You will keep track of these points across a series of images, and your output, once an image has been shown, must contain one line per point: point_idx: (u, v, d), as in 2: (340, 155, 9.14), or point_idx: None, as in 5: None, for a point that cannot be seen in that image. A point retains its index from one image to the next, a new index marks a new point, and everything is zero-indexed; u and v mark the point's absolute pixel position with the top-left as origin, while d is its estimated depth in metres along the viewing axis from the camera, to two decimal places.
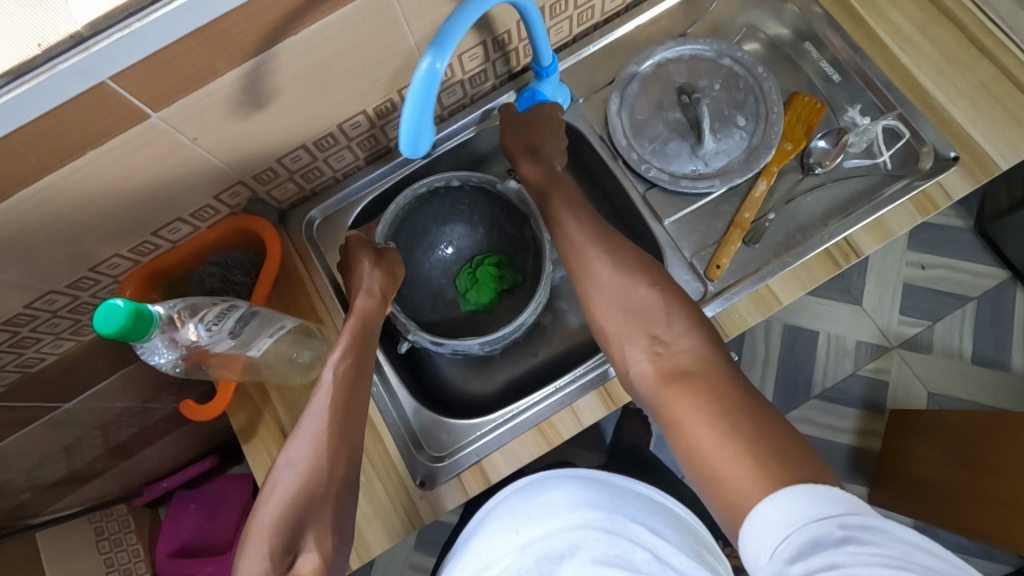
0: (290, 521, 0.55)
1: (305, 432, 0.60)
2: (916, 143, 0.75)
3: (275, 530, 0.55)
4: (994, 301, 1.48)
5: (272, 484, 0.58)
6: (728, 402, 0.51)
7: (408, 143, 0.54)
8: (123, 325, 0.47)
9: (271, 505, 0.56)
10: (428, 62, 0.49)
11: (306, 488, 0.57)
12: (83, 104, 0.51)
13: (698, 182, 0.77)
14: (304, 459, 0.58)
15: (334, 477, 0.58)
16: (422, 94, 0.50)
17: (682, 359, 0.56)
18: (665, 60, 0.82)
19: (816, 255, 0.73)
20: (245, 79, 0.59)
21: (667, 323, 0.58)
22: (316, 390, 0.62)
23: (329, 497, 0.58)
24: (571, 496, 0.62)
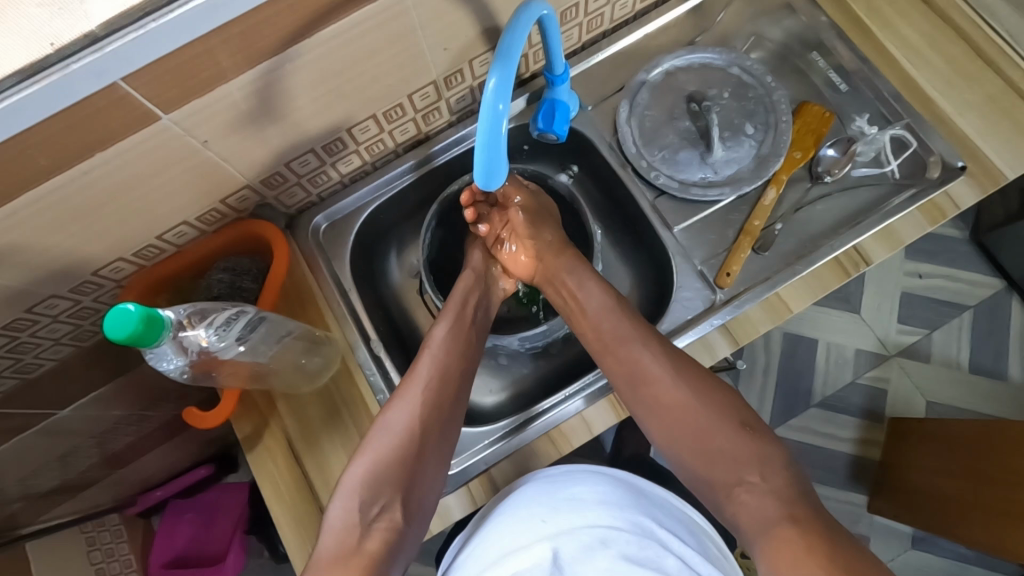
0: (378, 479, 0.62)
1: (400, 399, 0.67)
2: (924, 152, 0.75)
3: (367, 484, 0.61)
4: (992, 311, 1.49)
5: (371, 443, 0.64)
6: (817, 543, 0.53)
7: (486, 179, 0.56)
8: (135, 330, 0.47)
9: (363, 462, 0.63)
10: (492, 103, 0.50)
11: (398, 450, 0.63)
12: (96, 106, 0.50)
13: (708, 190, 0.78)
14: (399, 424, 0.65)
15: (426, 445, 0.65)
16: (490, 133, 0.51)
17: (774, 504, 0.58)
18: (675, 69, 0.82)
19: (826, 264, 0.73)
20: (258, 84, 0.59)
21: (760, 470, 0.60)
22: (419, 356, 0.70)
23: (418, 467, 0.63)
24: (599, 493, 0.61)
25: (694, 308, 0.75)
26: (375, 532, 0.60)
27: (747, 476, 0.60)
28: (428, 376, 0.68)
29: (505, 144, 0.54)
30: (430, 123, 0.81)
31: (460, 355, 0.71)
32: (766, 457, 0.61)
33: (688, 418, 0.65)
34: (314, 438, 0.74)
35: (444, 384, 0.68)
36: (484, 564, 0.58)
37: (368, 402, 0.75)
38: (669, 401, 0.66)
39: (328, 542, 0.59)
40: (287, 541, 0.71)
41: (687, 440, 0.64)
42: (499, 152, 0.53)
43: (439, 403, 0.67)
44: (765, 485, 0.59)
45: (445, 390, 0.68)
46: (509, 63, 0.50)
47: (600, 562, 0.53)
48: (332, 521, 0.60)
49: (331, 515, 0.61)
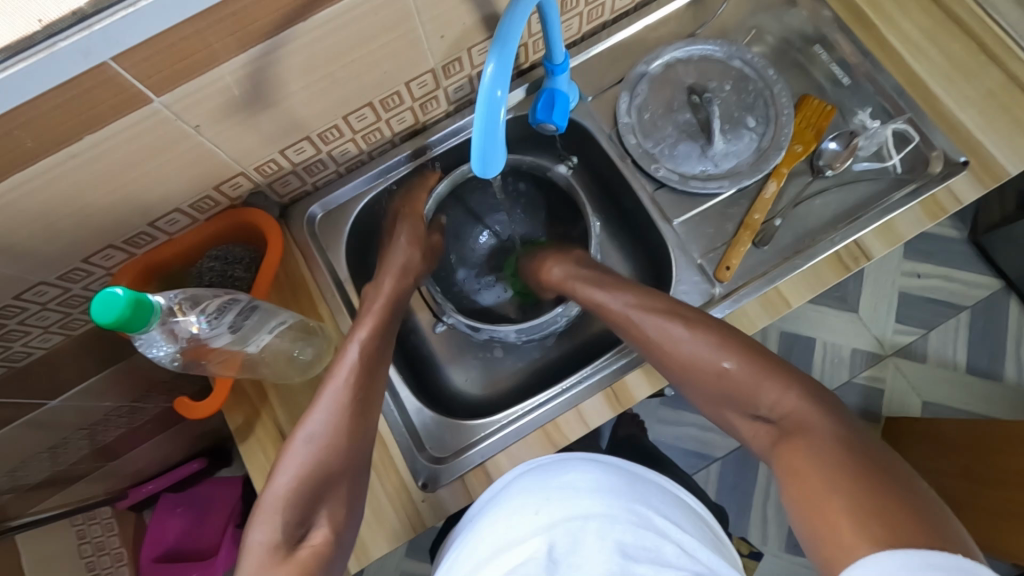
0: (306, 491, 0.58)
1: (322, 405, 0.63)
2: (925, 147, 0.75)
3: (290, 501, 0.57)
4: (988, 311, 1.49)
5: (290, 455, 0.60)
6: (841, 450, 0.52)
7: (483, 169, 0.55)
8: (123, 314, 0.45)
9: (287, 474, 0.58)
10: (490, 88, 0.49)
11: (319, 459, 0.59)
12: (84, 87, 0.49)
13: (707, 183, 0.77)
14: (319, 432, 0.61)
15: (351, 450, 0.61)
16: (484, 120, 0.50)
17: (772, 429, 0.59)
18: (675, 60, 0.82)
19: (826, 259, 0.72)
20: (251, 68, 0.58)
21: (757, 399, 0.61)
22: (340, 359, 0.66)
23: (344, 474, 0.60)
24: (591, 480, 0.59)
25: (693, 303, 0.74)
26: (306, 549, 0.55)
27: (756, 406, 0.62)
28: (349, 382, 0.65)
29: (502, 132, 0.53)
30: (428, 113, 0.80)
31: (378, 353, 0.68)
32: (786, 383, 0.60)
33: (686, 358, 0.65)
34: None
35: (364, 386, 0.65)
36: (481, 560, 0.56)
37: None
38: (672, 345, 0.66)
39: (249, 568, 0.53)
40: None
41: (704, 375, 0.64)
42: (496, 140, 0.52)
43: (358, 403, 0.63)
44: (773, 408, 0.60)
45: (364, 391, 0.64)
46: (506, 48, 0.49)
47: (593, 555, 0.52)
48: (255, 543, 0.54)
49: (253, 537, 0.55)
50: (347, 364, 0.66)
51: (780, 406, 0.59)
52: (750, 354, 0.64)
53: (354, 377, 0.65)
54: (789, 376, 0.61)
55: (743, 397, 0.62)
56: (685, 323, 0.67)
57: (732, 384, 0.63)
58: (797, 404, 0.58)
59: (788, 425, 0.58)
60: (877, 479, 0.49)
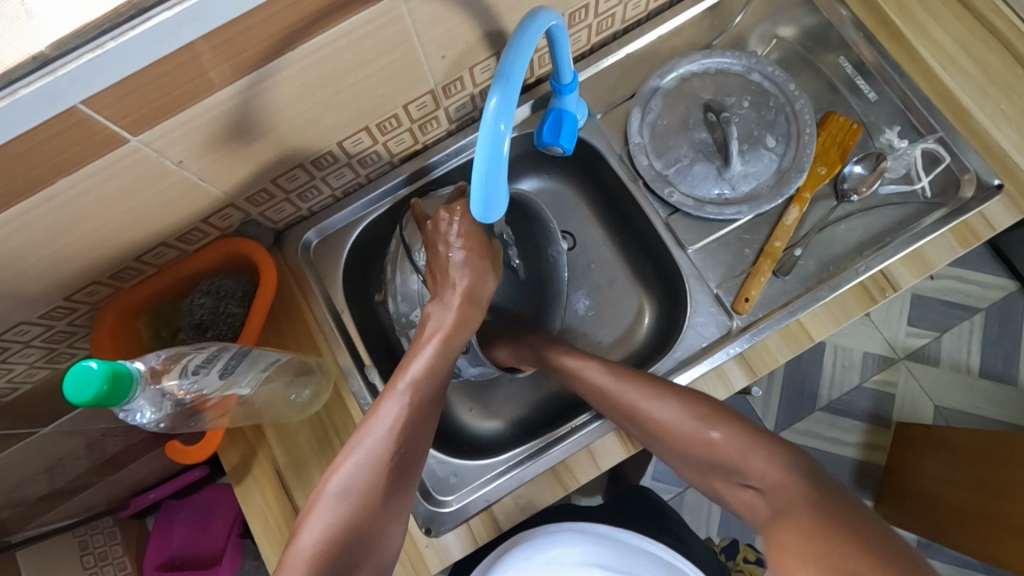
0: (337, 560, 0.52)
1: (360, 453, 0.57)
2: (957, 169, 0.70)
3: (319, 568, 0.51)
4: (1003, 314, 1.45)
5: (319, 510, 0.54)
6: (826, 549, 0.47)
7: (486, 211, 0.51)
8: (99, 390, 0.41)
9: (315, 537, 0.53)
10: (492, 126, 0.46)
11: (354, 522, 0.54)
12: (49, 132, 0.45)
13: (724, 209, 0.72)
14: (355, 491, 0.55)
15: (384, 510, 0.55)
16: (488, 159, 0.47)
17: (783, 493, 0.53)
18: (690, 73, 0.77)
19: (850, 289, 0.68)
20: (236, 100, 0.53)
21: (750, 467, 0.56)
22: (388, 398, 0.59)
23: (371, 541, 0.54)
24: (568, 557, 0.73)
25: (709, 335, 0.70)
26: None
27: (745, 474, 0.57)
28: (397, 425, 0.58)
29: (506, 170, 0.49)
30: (427, 132, 0.76)
31: (428, 399, 0.60)
32: (766, 448, 0.57)
33: (673, 437, 0.61)
34: (304, 470, 0.70)
35: (407, 442, 0.58)
36: None
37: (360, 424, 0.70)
38: (657, 425, 0.62)
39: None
40: None
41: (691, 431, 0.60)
42: (500, 183, 0.48)
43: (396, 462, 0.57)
44: (761, 478, 0.55)
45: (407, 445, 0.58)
46: (510, 84, 0.46)
47: None
48: None
49: None
50: (395, 405, 0.59)
51: (764, 475, 0.55)
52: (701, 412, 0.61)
53: (397, 431, 0.58)
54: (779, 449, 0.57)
55: (729, 465, 0.58)
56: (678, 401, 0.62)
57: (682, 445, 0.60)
58: (783, 474, 0.54)
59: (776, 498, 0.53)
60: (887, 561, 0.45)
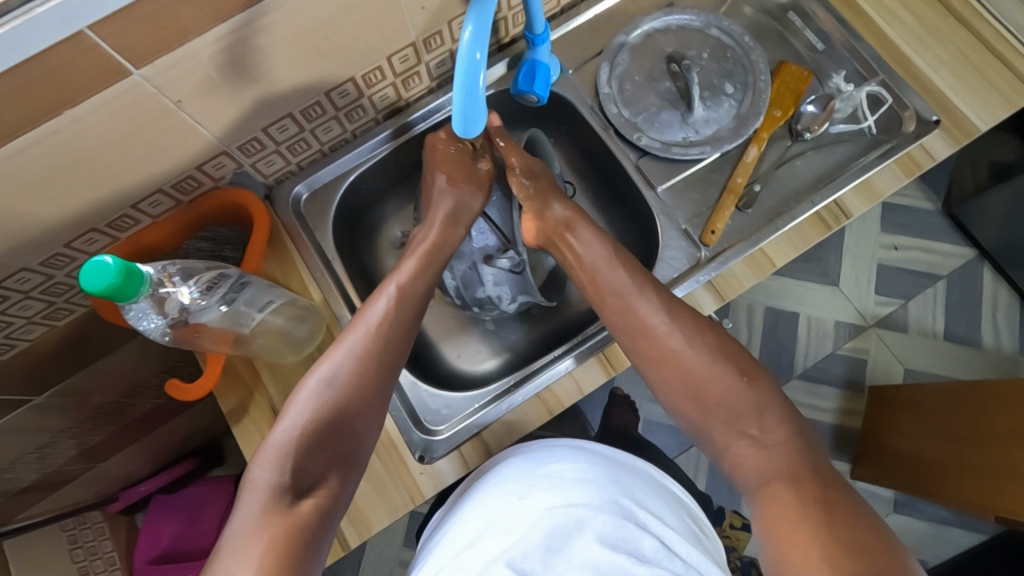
0: (317, 434, 0.55)
1: (345, 343, 0.61)
2: (899, 108, 0.77)
3: (302, 437, 0.54)
4: (964, 280, 1.52)
5: (305, 397, 0.57)
6: (811, 502, 0.49)
7: (465, 131, 0.56)
8: (111, 283, 0.45)
9: (301, 412, 0.56)
10: (468, 53, 0.50)
11: (337, 402, 0.57)
12: (60, 58, 0.48)
13: (689, 149, 0.78)
14: (341, 375, 0.58)
15: (366, 394, 0.58)
16: (467, 83, 0.51)
17: (782, 460, 0.54)
18: (654, 30, 0.82)
19: (807, 218, 0.74)
20: (230, 40, 0.57)
21: (758, 419, 0.57)
22: (376, 297, 0.65)
23: (352, 420, 0.57)
24: (579, 471, 0.59)
25: (680, 267, 0.75)
26: (309, 497, 0.51)
27: (748, 427, 0.57)
28: (382, 317, 0.63)
29: (484, 94, 0.53)
30: (410, 89, 0.80)
31: (412, 305, 0.66)
32: (768, 406, 0.58)
33: (698, 372, 0.60)
34: None
35: (388, 334, 0.62)
36: (475, 531, 0.57)
37: None
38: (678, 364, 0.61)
39: (249, 509, 0.49)
40: None
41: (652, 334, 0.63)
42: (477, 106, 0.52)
43: (381, 349, 0.61)
44: (766, 438, 0.56)
45: (392, 340, 0.62)
46: (483, 14, 0.50)
47: (578, 550, 0.52)
48: (250, 482, 0.51)
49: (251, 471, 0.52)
50: (383, 303, 0.64)
51: (772, 432, 0.56)
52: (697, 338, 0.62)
53: (379, 328, 0.62)
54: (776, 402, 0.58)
55: (739, 414, 0.58)
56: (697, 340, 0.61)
57: (695, 377, 0.60)
58: (789, 433, 0.56)
59: (773, 459, 0.54)
60: (847, 512, 0.48)
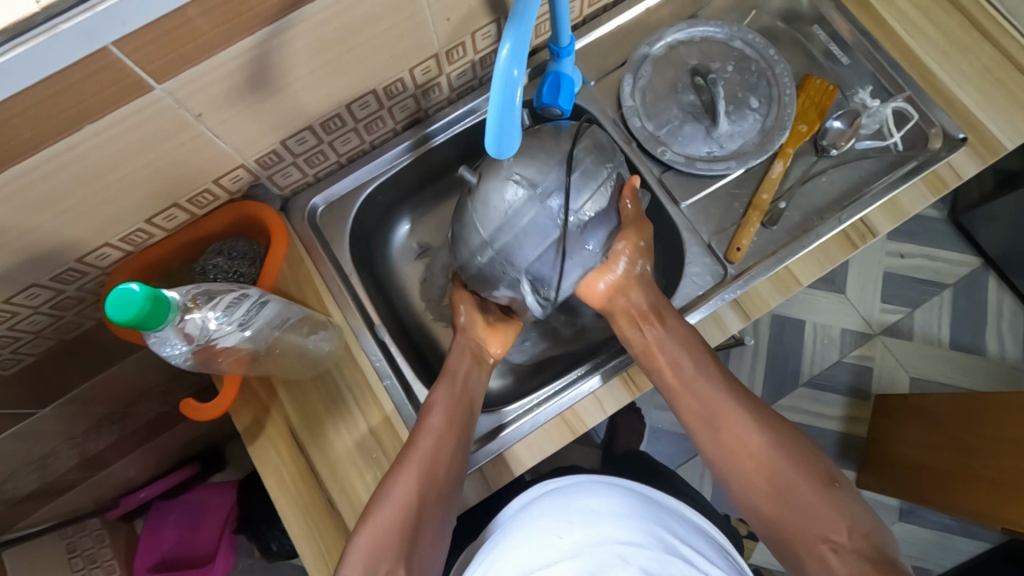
0: (388, 554, 0.59)
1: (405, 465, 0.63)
2: (925, 124, 0.76)
3: (372, 558, 0.58)
4: (970, 288, 1.52)
5: (370, 521, 0.61)
6: None
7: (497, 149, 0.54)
8: (139, 312, 0.43)
9: (371, 532, 0.60)
10: (506, 69, 0.48)
11: (400, 525, 0.60)
12: (81, 74, 0.46)
13: (714, 164, 0.77)
14: (401, 496, 0.62)
15: (425, 508, 0.62)
16: (503, 100, 0.49)
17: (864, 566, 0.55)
18: (677, 42, 0.81)
19: (833, 236, 0.73)
20: (253, 54, 0.55)
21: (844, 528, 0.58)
22: (430, 408, 0.67)
23: (415, 540, 0.61)
24: (613, 506, 0.61)
25: (704, 284, 0.74)
26: None
27: (831, 533, 0.58)
28: (437, 431, 0.65)
29: (519, 112, 0.52)
30: (430, 100, 0.79)
31: (460, 420, 0.67)
32: (847, 511, 0.59)
33: (789, 467, 0.61)
34: (317, 427, 0.71)
35: (439, 453, 0.64)
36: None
37: (373, 387, 0.72)
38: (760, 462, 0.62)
39: None
40: (293, 531, 0.69)
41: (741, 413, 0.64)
42: (514, 123, 0.50)
43: (456, 425, 0.67)
44: (851, 544, 0.57)
45: (447, 458, 0.64)
46: (522, 30, 0.48)
47: None
48: None
49: None
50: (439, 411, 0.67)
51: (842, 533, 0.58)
52: (782, 439, 0.63)
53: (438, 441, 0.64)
54: (847, 503, 0.59)
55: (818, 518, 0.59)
56: (773, 434, 0.63)
57: (780, 476, 0.61)
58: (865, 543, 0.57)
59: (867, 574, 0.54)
60: None
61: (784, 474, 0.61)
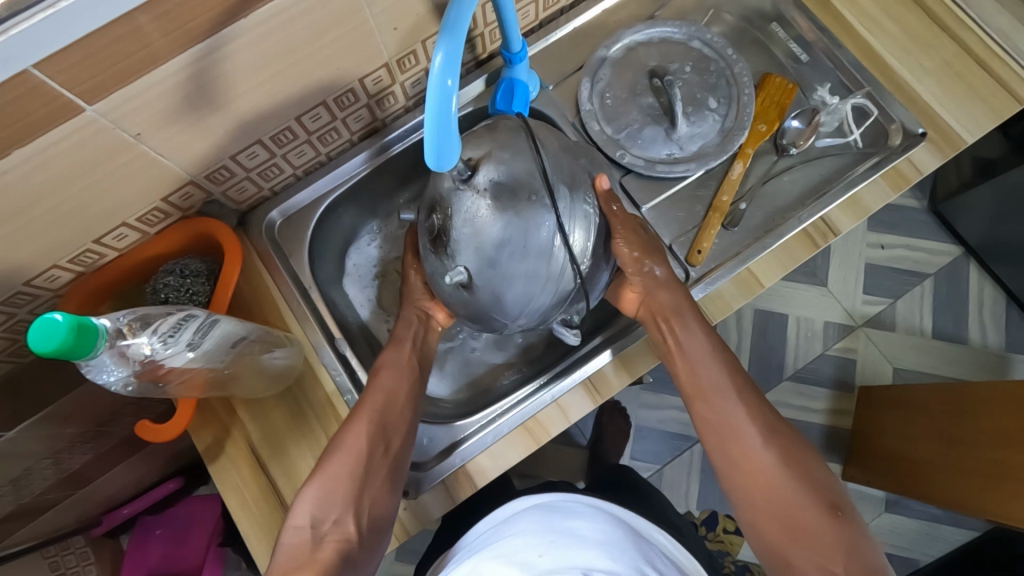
0: (337, 499, 0.60)
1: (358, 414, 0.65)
2: (884, 121, 0.76)
3: (321, 500, 0.59)
4: (951, 277, 1.52)
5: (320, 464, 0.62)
6: None
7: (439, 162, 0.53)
8: (63, 343, 0.42)
9: (322, 479, 0.61)
10: (440, 79, 0.48)
11: (351, 469, 0.61)
12: (3, 98, 0.45)
13: (673, 167, 0.76)
14: (351, 443, 0.63)
15: (377, 455, 0.63)
16: (438, 111, 0.48)
17: None
18: (635, 44, 0.80)
19: (795, 236, 0.73)
20: (190, 71, 0.54)
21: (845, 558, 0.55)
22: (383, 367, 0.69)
23: (368, 477, 0.62)
24: (595, 531, 0.61)
25: None
26: (326, 548, 0.57)
27: (828, 566, 0.55)
28: (391, 388, 0.67)
29: (457, 123, 0.51)
30: (386, 109, 0.78)
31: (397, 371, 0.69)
32: (852, 547, 0.55)
33: (788, 492, 0.59)
34: (279, 444, 0.70)
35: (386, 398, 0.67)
36: None
37: (334, 402, 0.72)
38: (763, 486, 0.60)
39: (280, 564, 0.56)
40: (256, 551, 0.68)
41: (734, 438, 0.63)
42: (452, 133, 0.50)
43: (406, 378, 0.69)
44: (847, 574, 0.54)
45: (399, 407, 0.67)
46: (454, 38, 0.47)
47: None
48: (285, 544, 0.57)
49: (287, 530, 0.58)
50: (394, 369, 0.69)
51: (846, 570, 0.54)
52: (788, 460, 0.61)
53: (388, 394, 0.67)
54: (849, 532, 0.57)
55: (817, 549, 0.56)
56: (778, 453, 0.61)
57: (785, 512, 0.59)
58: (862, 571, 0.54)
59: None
60: None
61: (782, 498, 0.59)
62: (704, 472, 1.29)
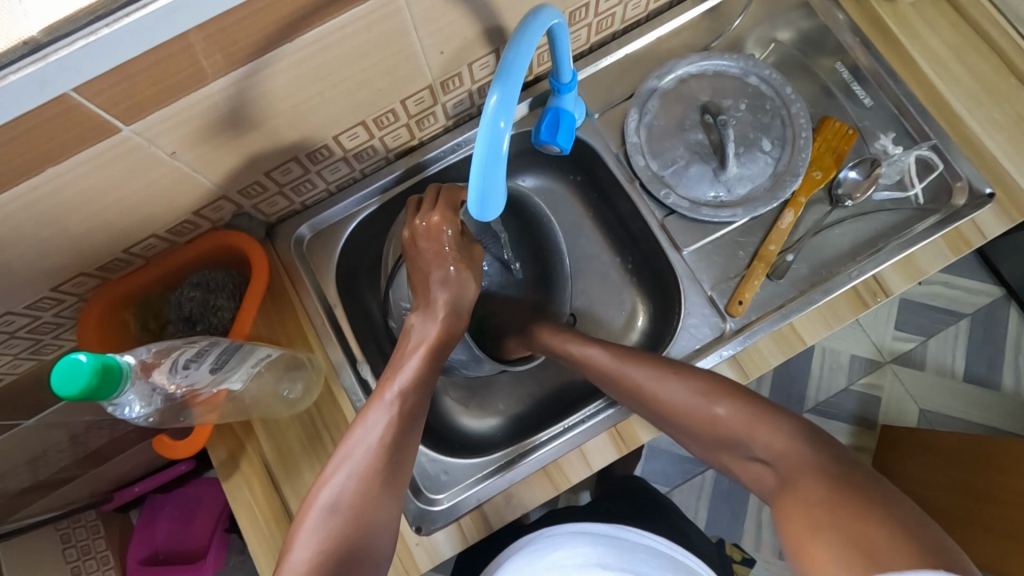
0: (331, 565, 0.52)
1: (347, 468, 0.58)
2: (950, 176, 0.71)
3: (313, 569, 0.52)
4: (988, 319, 1.46)
5: (312, 525, 0.55)
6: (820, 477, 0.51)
7: (482, 205, 0.50)
8: (88, 384, 0.42)
9: (309, 542, 0.53)
10: (492, 121, 0.45)
11: (345, 534, 0.54)
12: (38, 119, 0.43)
13: (719, 211, 0.73)
14: (342, 500, 0.56)
15: (374, 525, 0.56)
16: (487, 158, 0.46)
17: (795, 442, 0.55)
18: (688, 75, 0.77)
19: (843, 294, 0.69)
20: (232, 91, 0.52)
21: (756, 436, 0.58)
22: (376, 402, 0.61)
23: (366, 551, 0.55)
24: (577, 556, 0.72)
25: (702, 337, 0.71)
26: None
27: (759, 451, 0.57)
28: (381, 438, 0.59)
29: (504, 167, 0.48)
30: (424, 128, 0.75)
31: (417, 411, 0.62)
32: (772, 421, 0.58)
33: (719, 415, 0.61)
34: (292, 465, 0.69)
35: (397, 452, 0.59)
36: None
37: (345, 411, 0.71)
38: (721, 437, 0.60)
39: None
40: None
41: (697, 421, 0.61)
42: (497, 177, 0.47)
43: (412, 419, 0.61)
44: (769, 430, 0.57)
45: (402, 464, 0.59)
46: (510, 80, 0.45)
47: None
48: None
49: None
50: (382, 410, 0.60)
51: (770, 445, 0.56)
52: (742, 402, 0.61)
53: (386, 445, 0.59)
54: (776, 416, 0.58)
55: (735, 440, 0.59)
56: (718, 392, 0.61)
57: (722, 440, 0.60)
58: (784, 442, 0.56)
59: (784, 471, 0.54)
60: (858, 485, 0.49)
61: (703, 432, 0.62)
62: (714, 501, 1.27)
